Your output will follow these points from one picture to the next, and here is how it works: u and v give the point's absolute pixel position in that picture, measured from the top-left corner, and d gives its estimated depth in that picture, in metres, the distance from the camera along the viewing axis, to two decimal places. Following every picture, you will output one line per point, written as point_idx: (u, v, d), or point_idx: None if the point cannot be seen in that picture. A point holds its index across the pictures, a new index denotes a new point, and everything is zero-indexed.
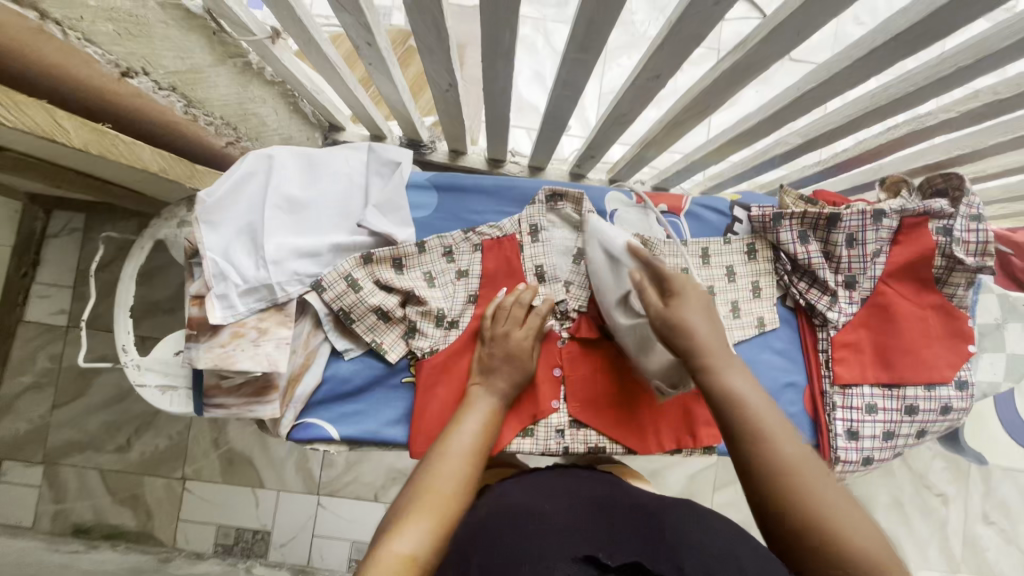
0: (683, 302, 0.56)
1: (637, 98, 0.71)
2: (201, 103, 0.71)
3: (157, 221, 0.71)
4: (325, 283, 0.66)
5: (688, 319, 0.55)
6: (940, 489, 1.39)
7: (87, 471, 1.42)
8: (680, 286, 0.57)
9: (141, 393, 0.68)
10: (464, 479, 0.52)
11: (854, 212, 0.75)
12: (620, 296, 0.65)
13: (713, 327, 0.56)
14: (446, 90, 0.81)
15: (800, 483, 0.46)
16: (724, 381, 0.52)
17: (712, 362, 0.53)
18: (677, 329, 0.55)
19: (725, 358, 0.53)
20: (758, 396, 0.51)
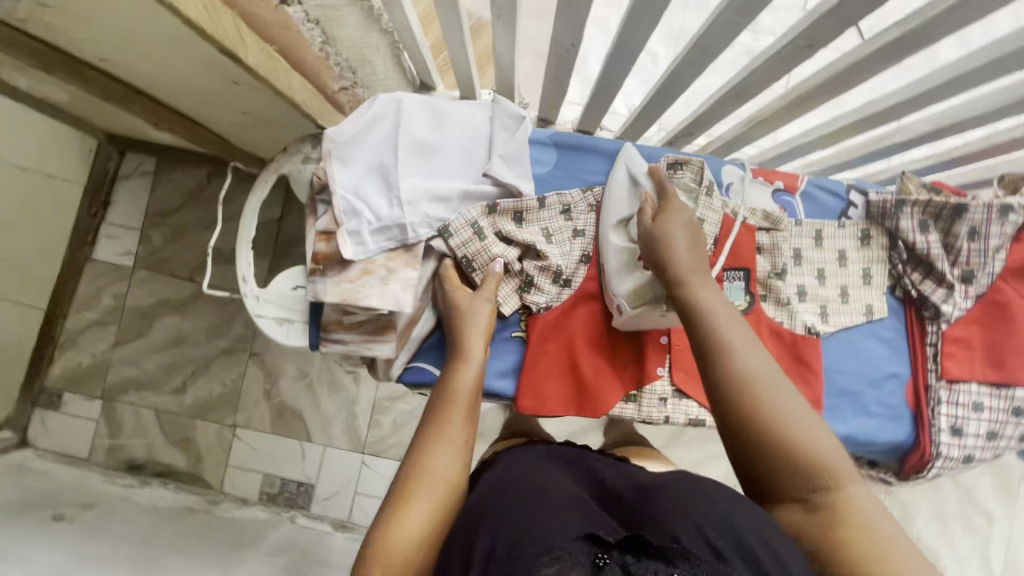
0: (665, 221, 0.59)
1: (774, 69, 0.70)
2: (334, 42, 0.72)
3: (282, 157, 0.71)
4: (452, 228, 0.65)
5: (672, 239, 0.57)
6: (985, 508, 1.37)
7: (143, 409, 1.45)
8: (666, 208, 0.60)
9: (258, 323, 0.69)
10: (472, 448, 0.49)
11: (979, 204, 0.73)
12: (620, 218, 0.67)
13: (693, 243, 0.58)
14: (567, 50, 0.80)
15: (766, 405, 0.46)
16: (697, 296, 0.53)
17: (680, 277, 0.55)
18: (659, 247, 0.58)
19: (702, 275, 0.55)
20: (727, 316, 0.51)
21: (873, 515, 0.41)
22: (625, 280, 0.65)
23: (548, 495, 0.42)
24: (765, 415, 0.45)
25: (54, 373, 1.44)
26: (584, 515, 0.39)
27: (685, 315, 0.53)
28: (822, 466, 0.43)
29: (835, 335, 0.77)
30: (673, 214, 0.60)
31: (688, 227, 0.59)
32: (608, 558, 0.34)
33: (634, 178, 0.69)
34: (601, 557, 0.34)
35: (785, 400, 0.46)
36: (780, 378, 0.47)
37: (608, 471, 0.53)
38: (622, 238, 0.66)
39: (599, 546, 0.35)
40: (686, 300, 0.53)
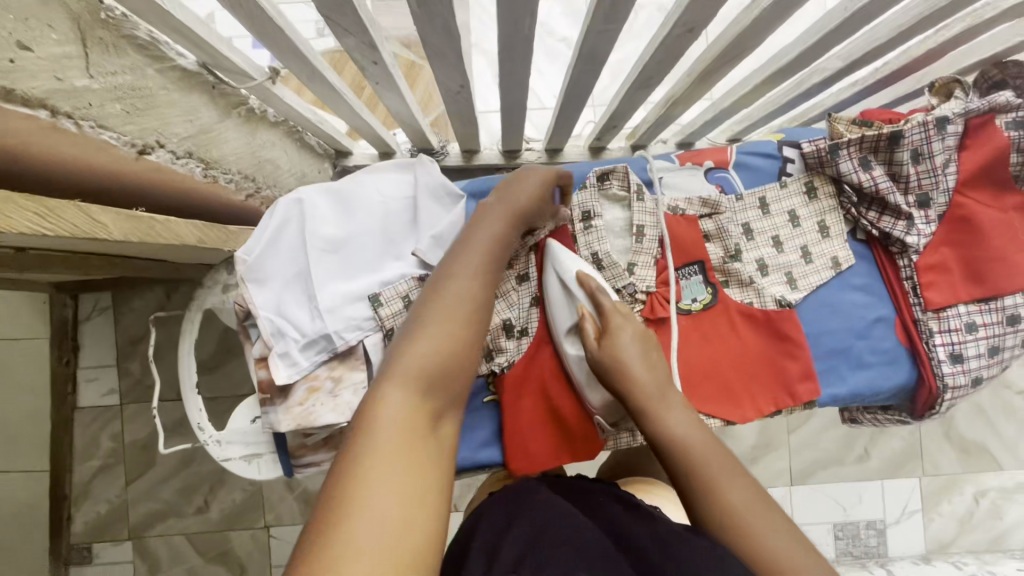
0: (615, 339, 0.56)
1: (667, 56, 0.67)
2: (218, 162, 0.69)
3: (201, 291, 0.68)
4: (382, 297, 0.62)
5: (627, 365, 0.54)
6: None
7: (172, 538, 1.43)
8: (614, 319, 0.57)
9: (228, 467, 0.66)
10: (462, 355, 0.45)
11: (914, 125, 0.69)
12: (567, 328, 0.62)
13: (650, 359, 0.55)
14: (458, 92, 0.77)
15: (743, 523, 0.45)
16: (665, 428, 0.51)
17: (646, 408, 0.53)
18: (616, 373, 0.55)
19: (664, 403, 0.53)
20: (707, 446, 0.50)
21: None
22: (594, 394, 0.62)
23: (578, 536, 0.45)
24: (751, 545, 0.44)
25: (76, 528, 1.42)
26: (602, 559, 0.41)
27: (656, 444, 0.52)
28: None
29: (808, 300, 0.74)
30: (620, 332, 0.56)
31: (640, 344, 0.56)
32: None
33: (563, 280, 0.62)
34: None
35: (770, 526, 0.44)
36: (763, 508, 0.46)
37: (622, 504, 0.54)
38: (576, 348, 0.62)
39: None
40: (658, 437, 0.52)
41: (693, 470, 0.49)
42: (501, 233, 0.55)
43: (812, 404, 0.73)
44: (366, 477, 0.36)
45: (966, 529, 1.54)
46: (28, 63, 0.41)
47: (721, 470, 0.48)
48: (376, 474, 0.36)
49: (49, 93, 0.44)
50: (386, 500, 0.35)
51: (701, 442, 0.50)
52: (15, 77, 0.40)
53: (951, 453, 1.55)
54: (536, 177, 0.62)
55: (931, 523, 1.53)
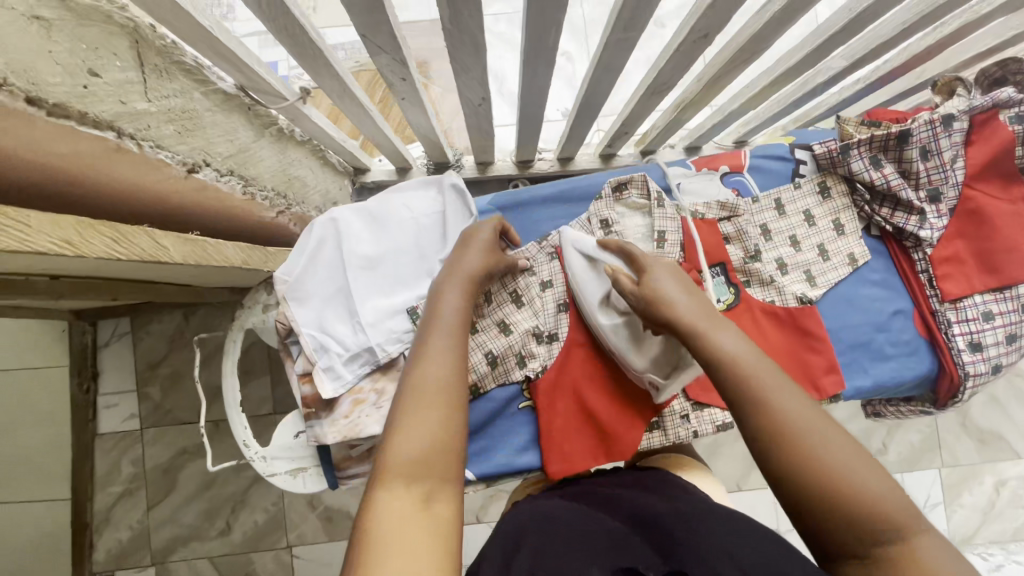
0: (655, 277, 0.58)
1: (681, 62, 0.70)
2: (255, 180, 0.71)
3: (242, 310, 0.70)
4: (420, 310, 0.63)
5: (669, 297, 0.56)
6: None
7: (196, 561, 1.43)
8: (646, 262, 0.60)
9: (272, 481, 0.68)
10: (444, 434, 0.47)
11: (921, 123, 0.73)
12: (602, 298, 0.65)
13: (690, 292, 0.57)
14: (478, 105, 0.80)
15: (796, 436, 0.44)
16: (715, 347, 0.51)
17: (695, 329, 0.53)
18: (659, 302, 0.56)
19: (711, 321, 0.54)
20: (760, 367, 0.49)
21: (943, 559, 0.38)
22: (642, 355, 0.64)
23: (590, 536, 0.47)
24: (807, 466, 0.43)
25: (99, 556, 1.41)
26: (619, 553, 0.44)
27: (708, 366, 0.51)
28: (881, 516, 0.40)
29: (827, 294, 0.76)
30: (654, 269, 0.59)
31: (673, 277, 0.58)
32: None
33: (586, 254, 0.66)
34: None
35: (823, 440, 0.44)
36: (819, 423, 0.45)
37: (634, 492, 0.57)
38: (611, 319, 0.65)
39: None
40: (712, 355, 0.51)
41: (744, 383, 0.48)
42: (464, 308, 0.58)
43: (839, 398, 0.74)
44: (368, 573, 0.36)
45: (988, 519, 1.54)
46: (98, 88, 0.44)
47: (773, 384, 0.47)
48: (379, 565, 0.37)
49: (116, 115, 0.47)
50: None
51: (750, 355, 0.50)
52: (88, 101, 0.44)
53: (968, 444, 1.56)
54: (488, 242, 0.65)
55: (953, 514, 1.54)
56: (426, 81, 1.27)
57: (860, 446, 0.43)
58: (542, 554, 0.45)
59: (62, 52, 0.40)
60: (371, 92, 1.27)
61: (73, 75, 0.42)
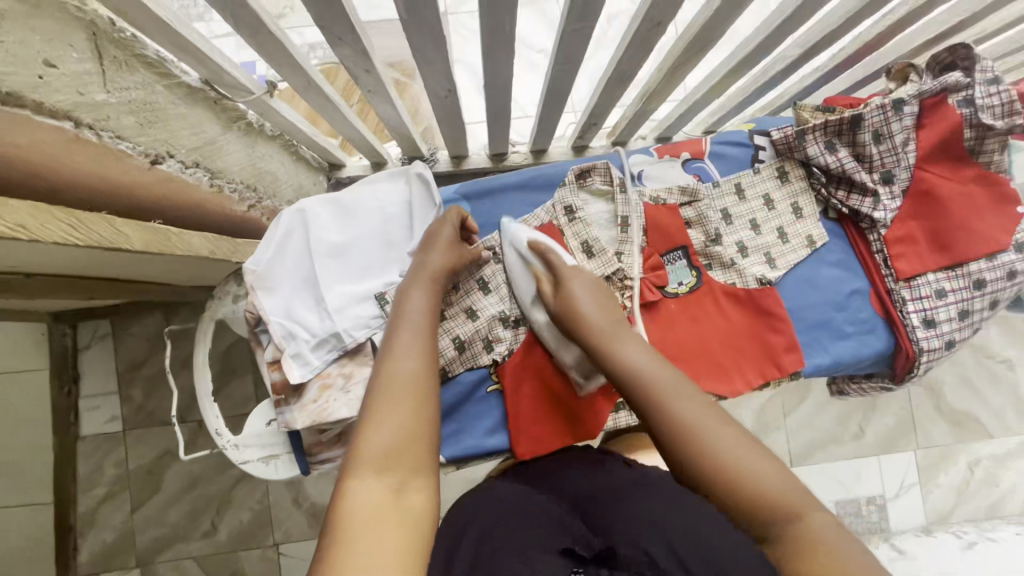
0: (569, 288, 0.64)
1: (638, 51, 0.71)
2: (223, 173, 0.72)
3: (213, 302, 0.71)
4: (387, 297, 0.65)
5: (578, 307, 0.62)
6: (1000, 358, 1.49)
7: (182, 562, 1.43)
8: (564, 275, 0.65)
9: (245, 469, 0.69)
10: (415, 427, 0.49)
11: (874, 108, 0.75)
12: (531, 299, 0.69)
13: (604, 303, 0.64)
14: (445, 97, 0.81)
15: (693, 436, 0.49)
16: (618, 358, 0.57)
17: (601, 344, 0.59)
18: (570, 313, 0.63)
19: (618, 336, 0.60)
20: (665, 375, 0.54)
21: (831, 535, 0.41)
22: (569, 354, 0.68)
23: (537, 520, 0.52)
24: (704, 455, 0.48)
25: (83, 559, 1.41)
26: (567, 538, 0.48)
27: (614, 375, 0.57)
28: (774, 499, 0.44)
29: (787, 275, 0.78)
30: (574, 278, 0.65)
31: (590, 289, 0.64)
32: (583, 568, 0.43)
33: (522, 254, 0.70)
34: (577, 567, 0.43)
35: (720, 437, 0.48)
36: (714, 418, 0.50)
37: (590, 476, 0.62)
38: (543, 315, 0.68)
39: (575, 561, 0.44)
40: (618, 364, 0.57)
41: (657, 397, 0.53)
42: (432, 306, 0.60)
43: (799, 375, 0.76)
44: (346, 559, 0.40)
45: (964, 498, 1.58)
46: (54, 78, 0.45)
47: (675, 396, 0.52)
48: (356, 552, 0.40)
49: (73, 105, 0.48)
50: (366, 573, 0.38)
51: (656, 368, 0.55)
52: (43, 91, 0.44)
53: (943, 425, 1.60)
54: (453, 242, 0.67)
55: (929, 495, 1.58)
56: (402, 80, 1.28)
57: (754, 440, 0.48)
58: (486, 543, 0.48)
59: (13, 42, 0.41)
60: (348, 90, 1.29)
61: (27, 65, 0.43)
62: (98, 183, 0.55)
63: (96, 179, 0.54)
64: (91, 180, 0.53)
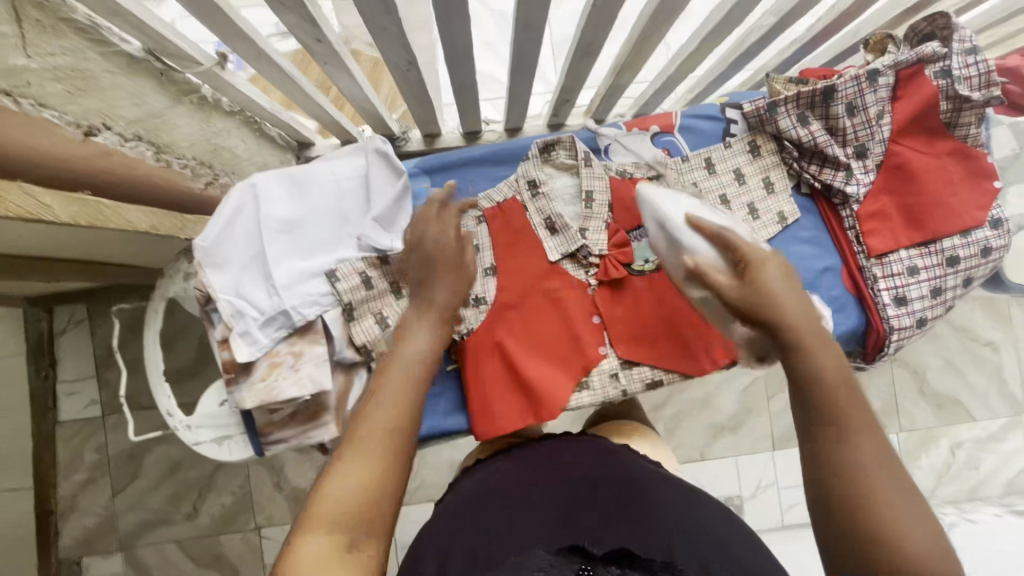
0: (759, 273, 0.55)
1: (602, 19, 0.68)
2: (170, 147, 0.70)
3: (164, 280, 0.69)
4: (338, 274, 0.64)
5: (773, 298, 0.53)
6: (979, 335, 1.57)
7: (164, 546, 1.43)
8: (755, 261, 0.56)
9: (199, 451, 0.67)
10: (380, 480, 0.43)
11: (848, 79, 0.72)
12: (684, 278, 0.63)
13: (798, 292, 0.55)
14: (407, 70, 0.78)
15: (865, 479, 0.46)
16: (806, 363, 0.52)
17: (794, 341, 0.53)
18: (767, 304, 0.54)
19: (821, 341, 0.52)
20: (846, 393, 0.50)
21: None
22: (736, 332, 0.63)
23: (536, 512, 0.53)
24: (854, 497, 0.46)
25: (65, 543, 1.41)
26: (568, 533, 0.50)
27: (799, 376, 0.52)
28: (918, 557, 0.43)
29: None
30: (764, 268, 0.55)
31: (784, 278, 0.55)
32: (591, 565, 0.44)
33: (660, 223, 0.64)
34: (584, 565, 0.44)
35: (894, 490, 0.46)
36: (888, 467, 0.47)
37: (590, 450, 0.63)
38: (700, 292, 0.63)
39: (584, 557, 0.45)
40: (803, 370, 0.52)
41: (835, 416, 0.49)
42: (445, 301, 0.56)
43: None
44: None
45: (944, 480, 1.58)
46: None
47: (869, 437, 0.48)
48: None
49: None
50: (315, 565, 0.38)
51: (844, 386, 0.50)
52: None
53: (926, 408, 1.60)
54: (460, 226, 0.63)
55: None
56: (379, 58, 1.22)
57: (921, 501, 0.46)
58: (486, 539, 0.50)
59: None
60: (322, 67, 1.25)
61: None
62: (32, 158, 0.51)
63: (28, 155, 0.50)
64: (23, 155, 0.50)
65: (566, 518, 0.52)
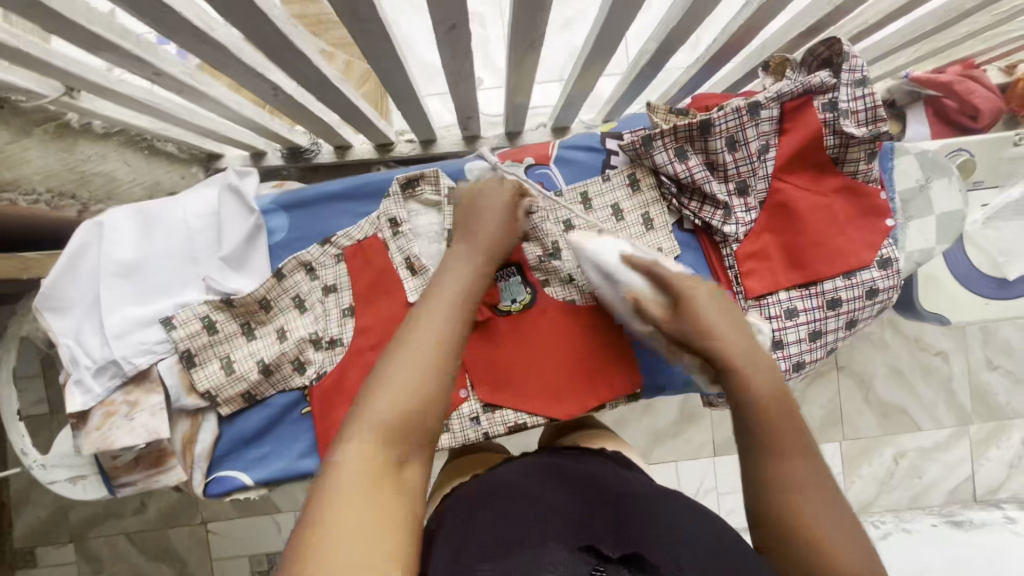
0: (697, 307, 0.56)
1: (457, 53, 0.64)
2: (18, 182, 0.69)
3: (16, 318, 0.68)
4: (175, 321, 0.63)
5: (711, 325, 0.55)
6: (937, 348, 1.58)
7: (115, 538, 1.41)
8: (686, 288, 0.57)
9: (54, 489, 0.68)
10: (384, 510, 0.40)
11: (728, 112, 0.69)
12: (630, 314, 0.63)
13: (731, 319, 0.57)
14: (276, 94, 0.72)
15: (803, 511, 0.45)
16: (748, 392, 0.52)
17: (728, 368, 0.53)
18: (700, 334, 0.55)
19: (754, 368, 0.53)
20: (791, 432, 0.49)
21: None
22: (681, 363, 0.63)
23: (545, 509, 0.49)
24: (804, 519, 0.45)
25: (17, 535, 1.38)
26: (585, 533, 0.46)
27: (736, 407, 0.52)
28: None
29: None
30: (694, 298, 0.57)
31: (716, 309, 0.56)
32: (604, 568, 0.41)
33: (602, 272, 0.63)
34: (598, 567, 0.41)
35: (829, 517, 0.45)
36: (834, 500, 0.46)
37: (596, 472, 0.57)
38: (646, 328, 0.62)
39: (598, 559, 0.42)
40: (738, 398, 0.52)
41: (772, 444, 0.49)
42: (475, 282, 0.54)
43: (638, 396, 0.73)
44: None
45: (885, 489, 1.58)
46: None
47: (799, 452, 0.48)
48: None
49: None
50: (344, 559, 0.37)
51: (768, 383, 0.52)
52: None
53: (871, 417, 1.58)
54: (506, 211, 0.61)
55: (852, 484, 1.57)
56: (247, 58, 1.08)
57: (865, 539, 0.45)
58: (498, 529, 0.47)
59: None
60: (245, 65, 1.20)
61: None
62: None
63: None
64: None
65: (580, 513, 0.49)
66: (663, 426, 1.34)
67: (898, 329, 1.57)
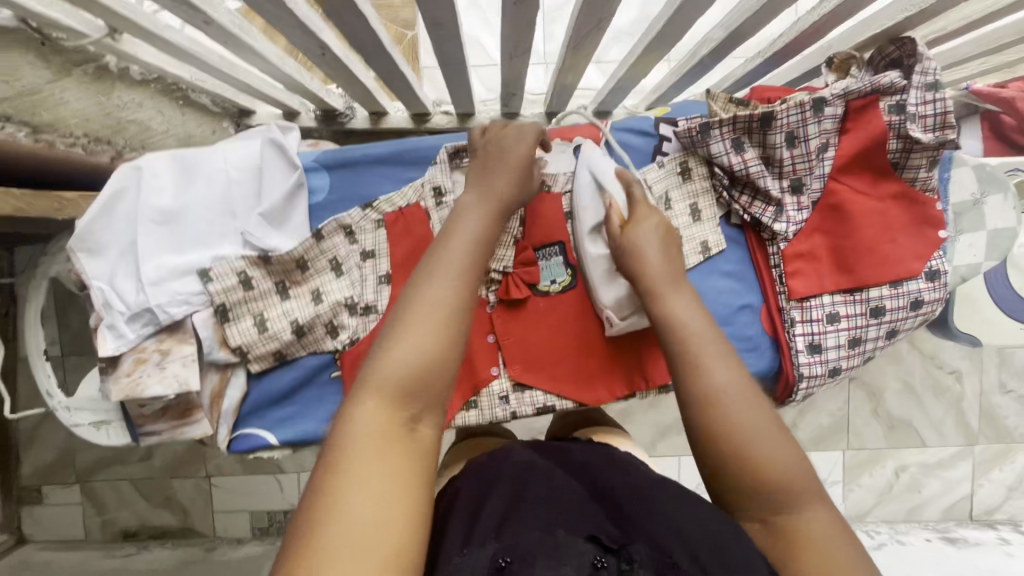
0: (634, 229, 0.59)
1: (521, 25, 0.62)
2: (57, 125, 0.67)
3: (47, 260, 0.68)
4: (213, 273, 0.62)
5: (643, 249, 0.57)
6: (953, 367, 1.57)
7: (119, 483, 1.35)
8: (641, 211, 0.61)
9: (78, 432, 0.67)
10: (404, 486, 0.38)
11: (790, 106, 0.66)
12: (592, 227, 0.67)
13: (667, 250, 0.58)
14: (322, 54, 0.70)
15: (722, 416, 0.46)
16: (666, 308, 0.53)
17: (650, 289, 0.55)
18: (632, 254, 0.58)
19: (672, 288, 0.54)
20: (704, 333, 0.51)
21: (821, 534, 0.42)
22: (610, 291, 0.66)
23: (555, 486, 0.48)
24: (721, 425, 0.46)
25: (24, 471, 1.33)
26: (591, 520, 0.44)
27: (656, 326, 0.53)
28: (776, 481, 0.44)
29: None
30: (643, 223, 0.59)
31: (656, 236, 0.58)
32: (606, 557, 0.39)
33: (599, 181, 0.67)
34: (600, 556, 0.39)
35: (746, 416, 0.46)
36: (750, 397, 0.47)
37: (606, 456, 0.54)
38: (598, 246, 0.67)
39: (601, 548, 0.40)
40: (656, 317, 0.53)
41: (688, 352, 0.50)
42: (482, 233, 0.51)
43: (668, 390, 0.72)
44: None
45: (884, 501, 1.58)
46: None
47: (710, 354, 0.49)
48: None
49: None
50: (358, 527, 0.35)
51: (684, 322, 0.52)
52: None
53: (877, 429, 1.58)
54: (520, 164, 0.57)
55: (850, 493, 1.58)
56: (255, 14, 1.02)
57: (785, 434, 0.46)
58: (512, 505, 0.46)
59: None
60: None
61: None
62: None
63: None
64: None
65: (591, 499, 0.47)
66: (671, 420, 1.34)
67: (916, 346, 1.56)
